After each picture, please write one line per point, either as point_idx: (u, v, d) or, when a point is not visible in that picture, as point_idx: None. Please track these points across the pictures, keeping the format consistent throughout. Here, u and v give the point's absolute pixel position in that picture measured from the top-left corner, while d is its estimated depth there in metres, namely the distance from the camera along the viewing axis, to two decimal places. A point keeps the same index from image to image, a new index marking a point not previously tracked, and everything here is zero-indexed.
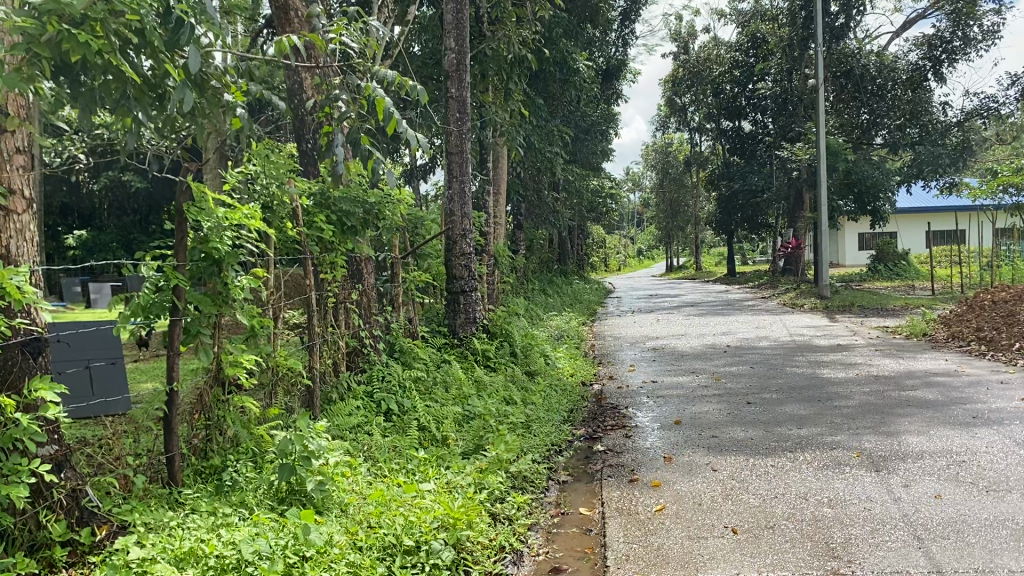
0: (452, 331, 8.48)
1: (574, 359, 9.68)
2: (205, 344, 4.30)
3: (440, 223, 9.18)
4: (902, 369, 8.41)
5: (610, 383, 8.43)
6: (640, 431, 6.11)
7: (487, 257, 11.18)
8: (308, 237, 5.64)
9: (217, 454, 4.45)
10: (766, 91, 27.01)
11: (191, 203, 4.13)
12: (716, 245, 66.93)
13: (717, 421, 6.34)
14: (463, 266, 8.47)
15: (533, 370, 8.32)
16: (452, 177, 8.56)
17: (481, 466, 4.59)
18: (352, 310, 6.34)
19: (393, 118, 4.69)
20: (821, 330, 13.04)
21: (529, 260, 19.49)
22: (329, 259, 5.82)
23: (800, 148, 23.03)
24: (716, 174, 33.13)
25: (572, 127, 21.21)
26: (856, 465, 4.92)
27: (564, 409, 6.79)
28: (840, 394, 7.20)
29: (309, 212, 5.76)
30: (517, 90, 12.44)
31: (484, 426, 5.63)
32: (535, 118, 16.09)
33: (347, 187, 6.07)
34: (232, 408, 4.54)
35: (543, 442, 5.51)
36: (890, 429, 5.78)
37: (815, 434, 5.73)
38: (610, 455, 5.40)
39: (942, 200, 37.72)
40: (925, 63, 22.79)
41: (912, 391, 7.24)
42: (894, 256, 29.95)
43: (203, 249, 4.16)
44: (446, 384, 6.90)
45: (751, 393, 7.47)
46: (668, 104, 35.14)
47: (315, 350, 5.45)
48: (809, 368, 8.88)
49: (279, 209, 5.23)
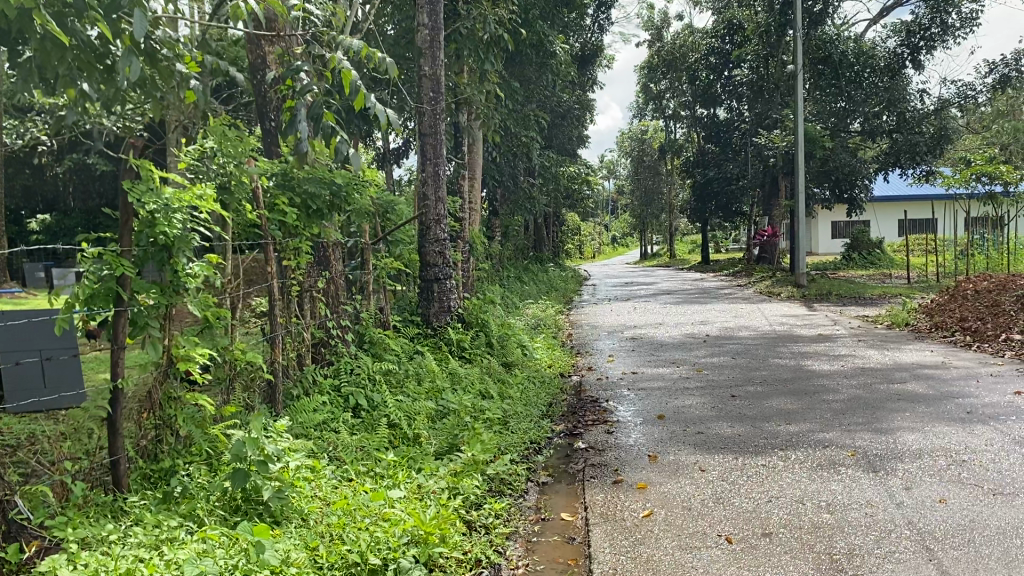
0: (425, 321, 8.15)
1: (552, 349, 9.40)
2: (154, 336, 3.94)
3: (413, 207, 8.82)
4: (888, 360, 8.20)
5: (589, 374, 8.16)
6: (621, 426, 5.82)
7: (463, 243, 10.85)
8: (270, 221, 5.30)
9: (168, 456, 4.10)
10: (743, 78, 26.82)
11: (137, 183, 3.77)
12: (689, 232, 67.01)
13: (702, 415, 6.06)
14: (437, 253, 8.12)
15: (510, 361, 8.01)
16: (426, 160, 8.22)
17: (456, 470, 4.27)
18: (318, 299, 5.99)
19: (360, 93, 4.35)
20: (801, 320, 12.85)
21: (503, 247, 19.15)
22: (293, 245, 5.46)
23: (777, 135, 22.87)
24: (691, 162, 32.92)
25: (548, 112, 20.86)
26: (852, 465, 4.66)
27: (542, 403, 6.48)
28: (827, 387, 6.96)
29: (270, 193, 5.39)
30: (493, 72, 12.08)
31: (459, 423, 5.30)
32: (511, 102, 15.72)
33: (311, 167, 5.69)
34: (185, 406, 4.17)
35: (521, 440, 5.19)
36: (883, 425, 5.54)
37: (805, 430, 5.48)
38: (591, 454, 5.10)
39: (915, 188, 37.85)
40: (904, 50, 22.92)
41: (900, 383, 7.03)
42: (868, 245, 29.97)
43: (150, 234, 3.82)
44: (418, 377, 6.56)
45: (735, 385, 7.22)
46: (644, 91, 34.89)
47: (277, 344, 5.12)
48: (793, 359, 8.64)
49: (238, 191, 4.86)
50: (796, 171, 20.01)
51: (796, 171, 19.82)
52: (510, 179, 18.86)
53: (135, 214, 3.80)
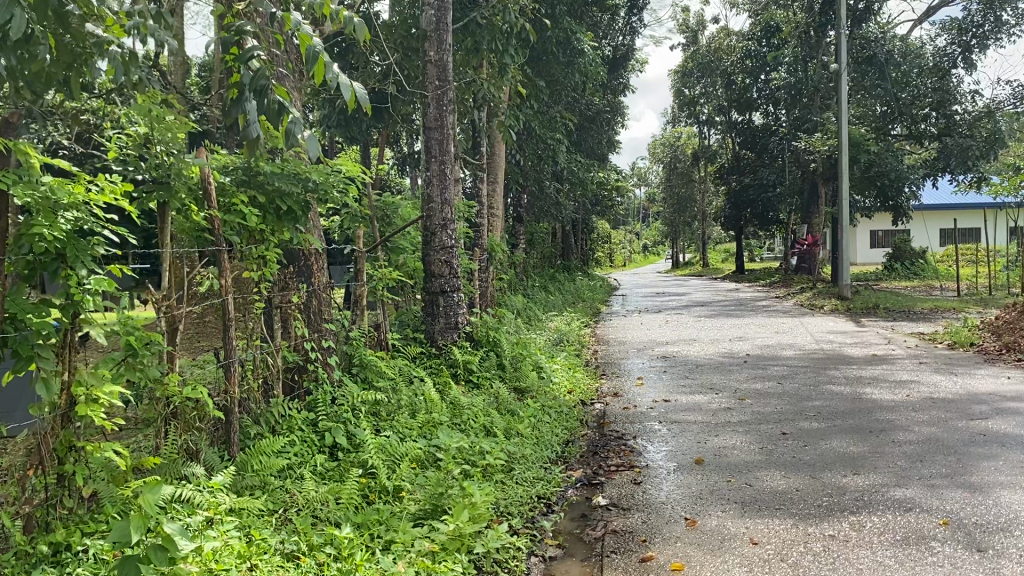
0: (429, 339, 7.22)
1: (573, 371, 8.38)
2: (46, 369, 3.03)
3: (416, 210, 7.84)
4: (960, 390, 7.11)
5: (614, 403, 7.13)
6: (651, 474, 4.81)
7: (478, 252, 9.85)
8: (224, 225, 4.43)
9: (63, 527, 3.21)
10: (781, 81, 25.65)
11: (12, 172, 2.86)
12: (723, 242, 65.83)
13: (748, 461, 5.04)
14: (443, 262, 7.14)
15: (523, 386, 7.02)
16: (430, 157, 7.23)
17: (434, 549, 3.32)
18: (293, 315, 5.08)
19: (319, 60, 3.38)
20: (850, 337, 11.74)
21: (528, 257, 18.25)
22: (258, 252, 4.61)
23: (818, 138, 21.59)
24: (727, 168, 31.74)
25: (576, 114, 19.88)
26: (946, 540, 3.63)
27: (556, 442, 5.50)
28: (896, 424, 5.87)
29: (223, 189, 4.49)
30: (513, 64, 11.06)
31: (450, 471, 4.33)
32: (535, 103, 14.73)
33: (280, 161, 4.76)
34: (91, 459, 3.27)
35: (526, 497, 4.21)
36: (973, 480, 4.48)
37: (878, 485, 4.44)
38: (613, 514, 4.12)
39: (962, 195, 36.34)
40: (954, 49, 21.40)
41: (982, 420, 5.92)
42: (910, 255, 28.66)
43: (29, 239, 2.92)
44: (413, 409, 5.60)
45: (786, 420, 6.16)
46: (677, 96, 33.80)
47: (233, 374, 4.23)
48: (848, 386, 7.57)
49: (178, 184, 3.98)
50: (840, 176, 18.81)
51: (838, 176, 18.58)
52: (535, 184, 17.91)
53: (11, 219, 2.91)
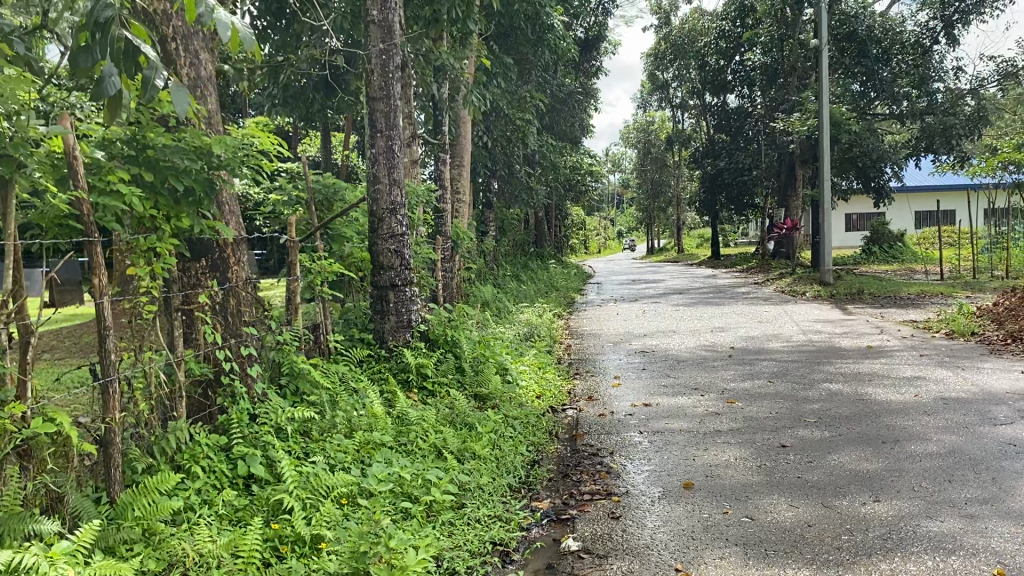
0: (379, 341, 6.37)
1: (543, 372, 7.56)
2: None
3: (360, 196, 6.93)
4: (972, 388, 6.36)
5: (589, 409, 6.32)
6: (632, 504, 4.02)
7: (439, 240, 9.01)
8: (100, 211, 3.56)
9: None
10: (756, 61, 24.94)
11: None
12: (697, 227, 65.28)
13: (746, 483, 4.26)
14: (393, 253, 6.28)
15: (484, 393, 6.19)
16: (374, 133, 6.35)
17: None
18: (202, 318, 4.20)
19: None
20: (839, 326, 10.99)
21: (498, 246, 17.39)
22: (146, 243, 3.72)
23: (796, 118, 20.81)
24: (700, 152, 31.03)
25: (547, 95, 18.95)
26: None
27: (519, 463, 4.68)
28: (910, 433, 5.11)
29: (98, 169, 3.61)
30: (474, 33, 10.12)
31: (383, 512, 3.52)
32: (502, 80, 13.84)
33: (176, 132, 3.89)
34: None
35: (476, 547, 3.42)
36: (1017, 508, 3.72)
37: (905, 516, 3.67)
38: (584, 563, 3.33)
39: (939, 176, 36.09)
40: (937, 24, 20.48)
41: (1006, 426, 5.16)
42: (889, 238, 28.08)
43: None
44: (351, 426, 4.76)
45: (784, 429, 5.38)
46: (651, 79, 32.98)
47: (111, 395, 3.36)
48: (848, 384, 6.78)
49: (22, 156, 3.10)
50: (821, 158, 18.09)
51: (819, 157, 17.84)
52: (505, 168, 17.00)
53: None
